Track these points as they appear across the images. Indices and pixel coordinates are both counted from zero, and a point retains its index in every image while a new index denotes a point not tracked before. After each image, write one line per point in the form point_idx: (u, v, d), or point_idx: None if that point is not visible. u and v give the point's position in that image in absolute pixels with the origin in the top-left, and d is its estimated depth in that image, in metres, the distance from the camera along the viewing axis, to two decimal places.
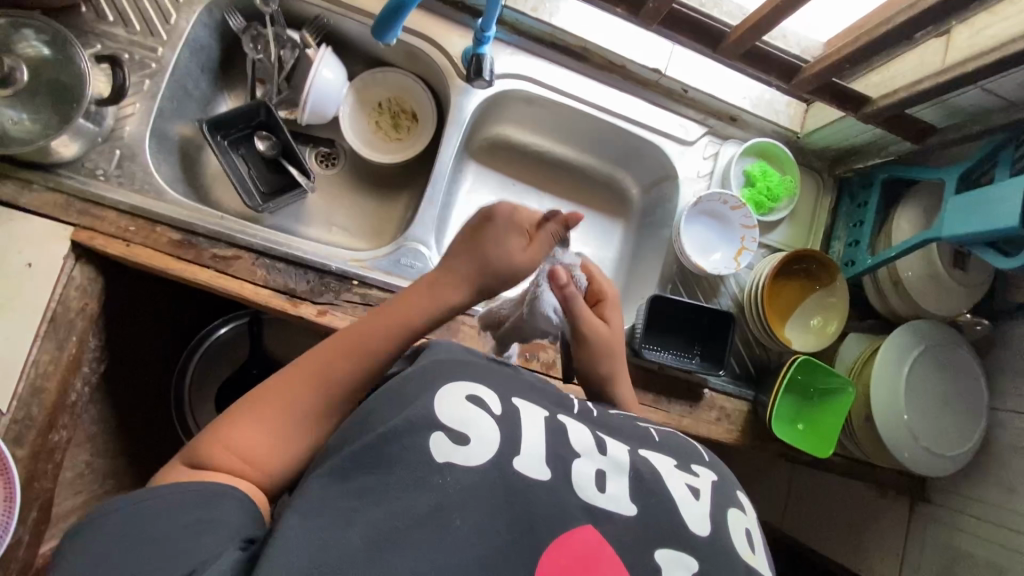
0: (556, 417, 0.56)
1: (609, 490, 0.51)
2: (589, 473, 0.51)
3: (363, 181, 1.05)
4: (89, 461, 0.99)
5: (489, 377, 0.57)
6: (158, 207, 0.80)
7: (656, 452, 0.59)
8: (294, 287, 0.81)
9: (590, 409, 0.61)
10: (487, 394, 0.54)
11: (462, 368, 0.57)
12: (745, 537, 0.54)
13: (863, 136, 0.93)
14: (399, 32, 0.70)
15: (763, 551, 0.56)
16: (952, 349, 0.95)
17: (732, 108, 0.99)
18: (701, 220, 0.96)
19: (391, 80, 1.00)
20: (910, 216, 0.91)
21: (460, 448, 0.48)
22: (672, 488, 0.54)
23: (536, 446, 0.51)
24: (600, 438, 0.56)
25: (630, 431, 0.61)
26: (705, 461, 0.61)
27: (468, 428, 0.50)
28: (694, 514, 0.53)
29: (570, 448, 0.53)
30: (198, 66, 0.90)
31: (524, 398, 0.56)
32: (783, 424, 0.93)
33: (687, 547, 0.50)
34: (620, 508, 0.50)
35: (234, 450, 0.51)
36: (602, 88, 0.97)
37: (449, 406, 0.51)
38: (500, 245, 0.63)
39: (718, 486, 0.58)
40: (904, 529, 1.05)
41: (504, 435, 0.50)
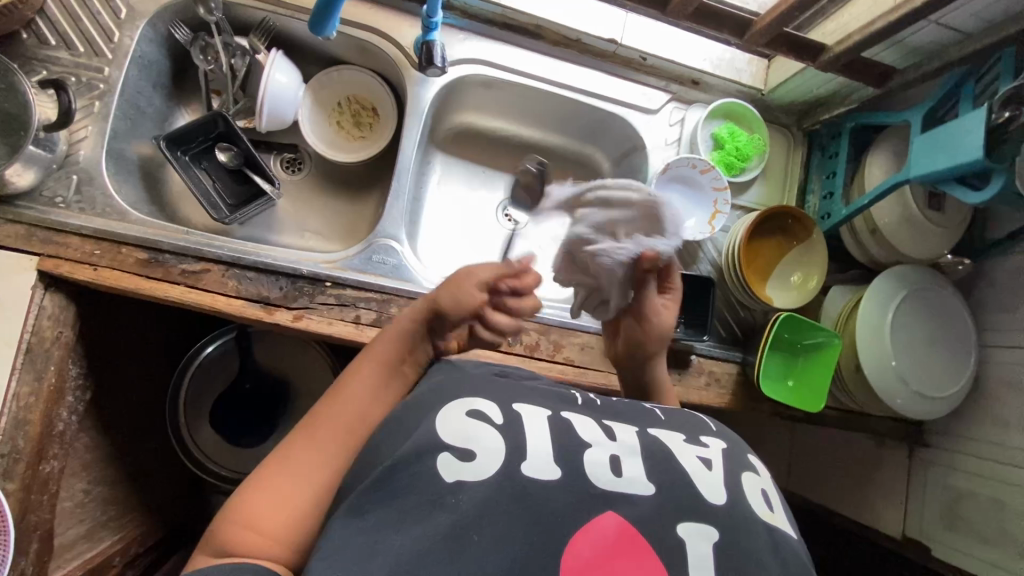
0: (560, 414, 0.59)
1: (624, 474, 0.53)
2: (601, 461, 0.54)
3: (331, 182, 1.04)
4: (88, 490, 0.99)
5: (488, 390, 0.60)
6: (121, 228, 0.79)
7: (663, 429, 0.62)
8: (267, 295, 0.81)
9: (593, 401, 0.65)
10: (487, 406, 0.57)
11: (468, 388, 0.61)
12: (762, 498, 0.57)
13: (826, 86, 0.93)
14: (336, 24, 0.69)
15: (782, 510, 0.58)
16: (936, 290, 0.95)
17: (693, 71, 0.98)
18: (674, 188, 0.95)
19: (347, 78, 0.99)
20: (882, 162, 0.90)
21: (466, 463, 0.51)
22: (684, 463, 0.56)
23: (544, 446, 0.54)
24: (608, 427, 0.59)
25: (632, 413, 0.64)
26: (714, 432, 0.64)
27: (472, 442, 0.53)
28: (708, 482, 0.55)
29: (580, 441, 0.55)
30: (148, 82, 0.89)
31: (527, 403, 0.59)
32: (772, 382, 0.93)
33: (705, 519, 0.52)
34: (636, 489, 0.52)
35: (249, 527, 0.53)
36: (560, 64, 0.96)
37: (450, 425, 0.54)
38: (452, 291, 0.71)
39: (729, 454, 0.60)
40: (904, 475, 1.06)
41: (507, 443, 0.53)
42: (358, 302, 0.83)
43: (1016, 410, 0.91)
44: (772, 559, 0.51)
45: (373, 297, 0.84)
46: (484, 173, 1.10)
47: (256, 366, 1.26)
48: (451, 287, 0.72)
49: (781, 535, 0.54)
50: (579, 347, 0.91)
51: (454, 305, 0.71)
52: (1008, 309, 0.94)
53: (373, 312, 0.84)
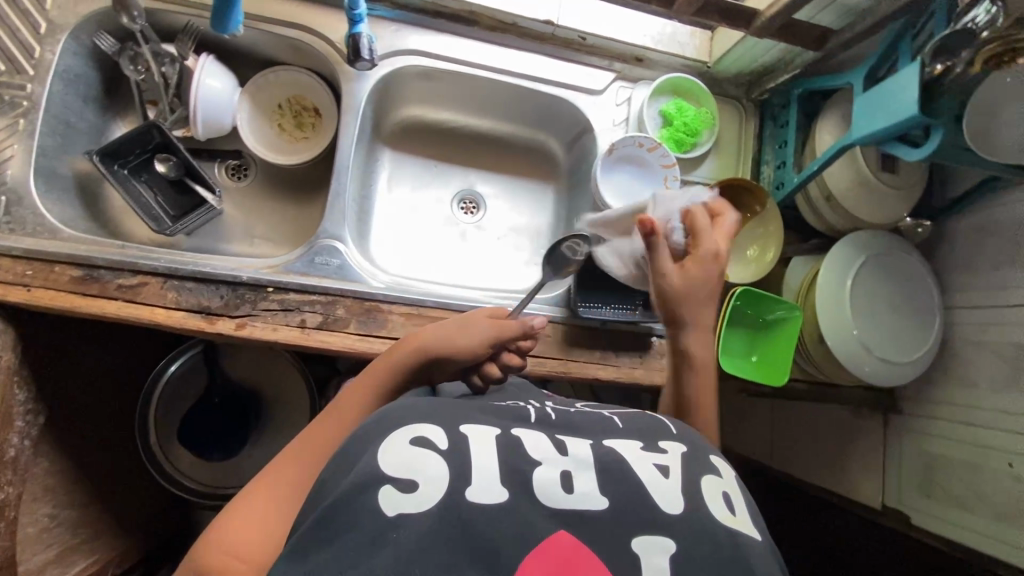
0: (510, 432, 0.53)
1: (575, 490, 0.49)
2: (551, 479, 0.49)
3: (277, 187, 1.02)
4: (54, 514, 0.99)
5: (433, 411, 0.53)
6: (51, 246, 0.78)
7: (620, 437, 0.56)
8: (208, 304, 0.79)
9: (548, 416, 0.59)
10: (432, 430, 0.51)
11: (410, 409, 0.53)
12: (723, 500, 0.52)
13: (769, 54, 0.91)
14: (239, 23, 0.70)
15: (746, 507, 0.54)
16: (899, 254, 0.93)
17: (636, 48, 0.96)
18: (622, 168, 0.93)
19: (284, 79, 0.97)
20: (831, 126, 0.88)
21: (408, 497, 0.45)
22: (639, 470, 0.52)
23: (489, 468, 0.49)
24: (560, 440, 0.54)
25: (591, 424, 0.58)
26: (673, 433, 0.59)
27: (416, 472, 0.47)
28: (665, 491, 0.50)
29: (529, 458, 0.51)
30: (78, 97, 0.87)
31: (474, 422, 0.53)
32: (732, 358, 0.93)
33: (662, 528, 0.48)
34: (589, 505, 0.48)
35: (229, 554, 0.50)
36: (497, 50, 0.94)
37: (394, 454, 0.48)
38: (474, 327, 0.74)
39: (690, 456, 0.55)
40: (880, 443, 1.04)
41: (452, 469, 0.48)
42: (302, 306, 0.82)
43: (984, 371, 0.89)
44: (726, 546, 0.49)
45: (317, 299, 0.83)
46: (435, 167, 1.08)
47: (225, 379, 1.25)
48: (464, 330, 0.73)
49: (747, 540, 0.49)
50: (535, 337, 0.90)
51: (470, 339, 0.73)
52: (971, 269, 0.92)
53: (319, 315, 0.82)
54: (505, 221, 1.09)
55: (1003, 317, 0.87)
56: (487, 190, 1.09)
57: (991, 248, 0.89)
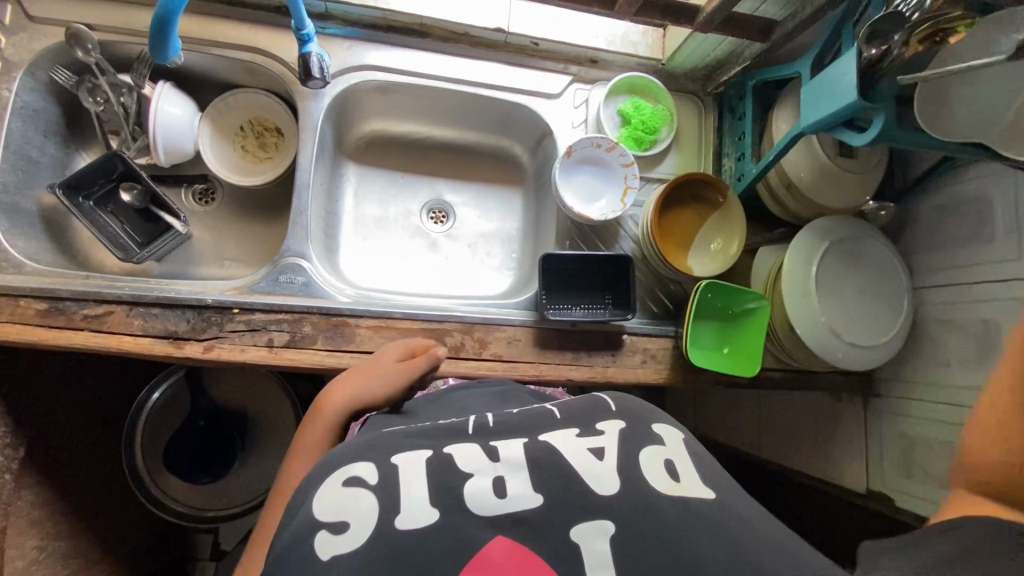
0: (441, 452, 0.54)
1: (508, 494, 0.50)
2: (485, 487, 0.50)
3: (245, 208, 1.03)
4: (42, 547, 0.98)
5: (365, 446, 0.55)
6: (16, 281, 0.78)
7: (557, 429, 0.57)
8: (175, 329, 0.80)
9: (486, 423, 0.59)
10: (362, 467, 0.52)
11: (345, 449, 0.54)
12: (665, 470, 0.53)
13: (719, 49, 0.92)
14: (175, 50, 0.73)
15: (689, 467, 0.55)
16: (864, 237, 0.93)
17: (589, 50, 0.97)
18: (583, 169, 0.93)
19: (245, 101, 0.98)
20: (784, 114, 0.89)
21: (341, 538, 0.47)
22: (574, 460, 0.53)
23: (419, 492, 0.49)
24: (491, 449, 0.55)
25: (528, 421, 0.59)
26: (614, 411, 0.60)
27: (346, 513, 0.48)
28: (599, 475, 0.52)
29: (460, 472, 0.52)
30: (38, 133, 0.88)
31: (406, 450, 0.54)
32: (702, 349, 0.92)
33: (602, 513, 0.49)
34: (524, 505, 0.49)
35: None
36: (451, 60, 0.95)
37: (327, 501, 0.49)
38: (374, 372, 0.74)
39: (627, 432, 0.57)
40: (861, 429, 1.04)
41: (381, 502, 0.49)
42: (269, 325, 0.82)
43: (957, 348, 0.88)
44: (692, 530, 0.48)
45: (284, 318, 0.83)
46: (401, 178, 1.09)
47: (210, 402, 1.25)
48: (367, 376, 0.74)
49: (692, 503, 0.50)
50: (506, 342, 0.90)
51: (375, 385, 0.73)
52: (937, 247, 0.92)
53: (286, 333, 0.83)
54: (475, 227, 1.09)
55: (973, 294, 0.86)
56: (455, 198, 1.10)
57: (955, 226, 0.89)
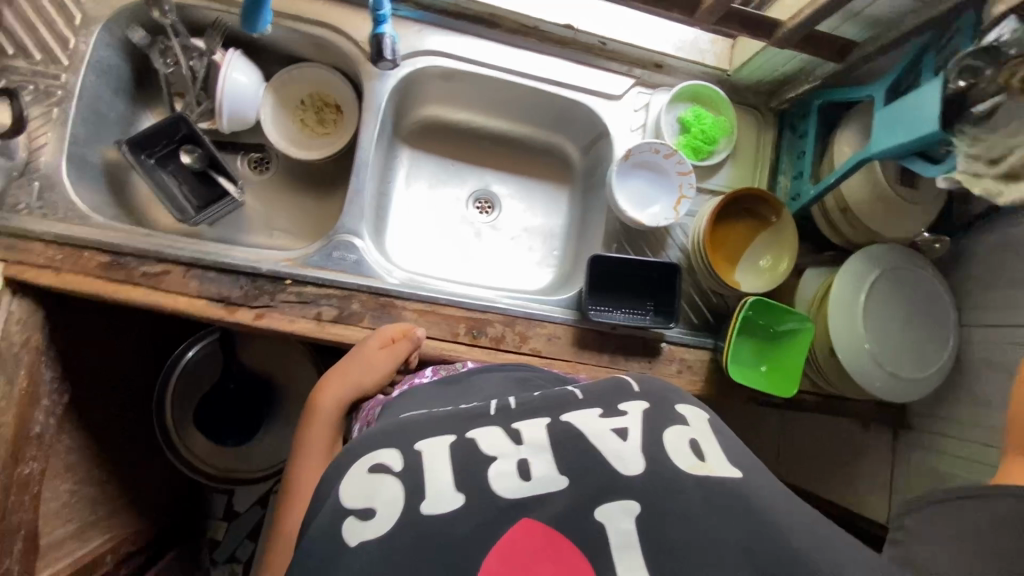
0: (464, 437, 0.54)
1: (532, 477, 0.49)
2: (509, 470, 0.50)
3: (298, 180, 1.04)
4: (73, 490, 1.00)
5: (390, 432, 0.55)
6: (81, 232, 0.80)
7: (580, 410, 0.56)
8: (228, 294, 0.82)
9: (508, 405, 0.58)
10: (389, 454, 0.53)
11: (374, 434, 0.56)
12: (689, 449, 0.52)
13: (791, 65, 0.91)
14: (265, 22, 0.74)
15: (714, 444, 0.53)
16: (915, 268, 0.92)
17: (656, 54, 0.96)
18: (639, 174, 0.93)
19: (309, 75, 0.99)
20: (849, 137, 0.88)
21: (368, 524, 0.47)
22: (600, 443, 0.51)
23: (443, 480, 0.49)
24: (514, 430, 0.54)
25: (551, 401, 0.58)
26: (635, 391, 0.60)
27: (371, 500, 0.49)
28: (624, 455, 0.50)
29: (483, 456, 0.51)
30: (109, 88, 0.90)
31: (429, 437, 0.54)
32: (744, 365, 0.92)
33: (626, 493, 0.48)
34: (548, 486, 0.49)
35: None
36: (519, 53, 0.95)
37: (354, 487, 0.50)
38: (363, 357, 0.76)
39: (652, 412, 0.56)
40: (887, 463, 1.02)
41: (406, 488, 0.49)
42: (320, 299, 0.84)
43: (998, 388, 0.87)
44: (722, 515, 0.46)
45: (334, 293, 0.85)
46: (451, 166, 1.09)
47: (240, 366, 1.28)
48: (356, 361, 0.76)
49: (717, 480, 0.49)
50: (545, 338, 0.91)
51: (368, 372, 0.75)
52: (989, 287, 0.91)
53: (335, 308, 0.84)
54: (519, 221, 1.10)
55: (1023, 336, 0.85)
56: (502, 190, 1.10)
57: (1012, 266, 0.87)
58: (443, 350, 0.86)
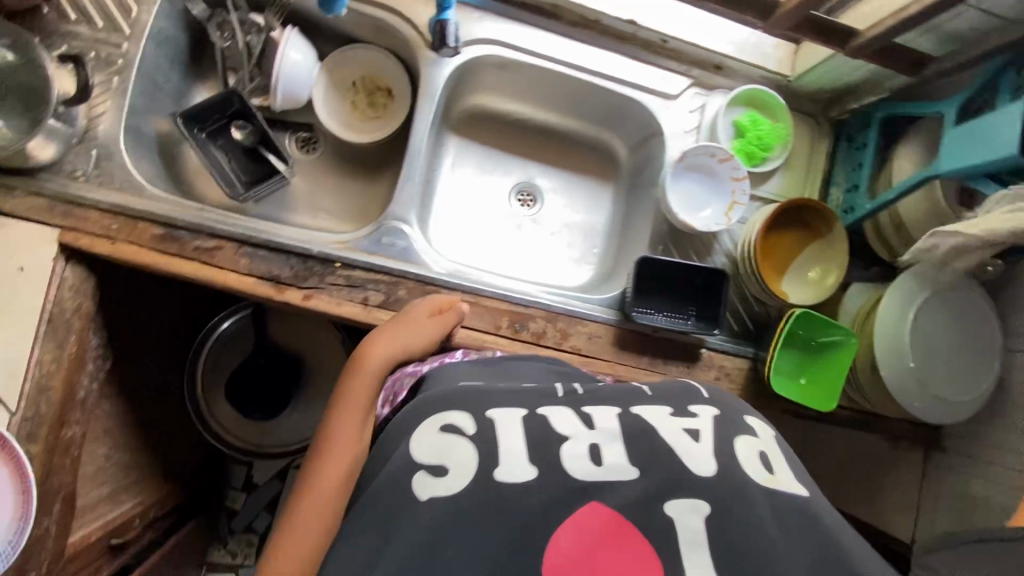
0: (537, 412, 0.55)
1: (603, 463, 0.50)
2: (580, 454, 0.51)
3: (344, 162, 1.04)
4: (109, 455, 1.02)
5: (461, 395, 0.56)
6: (138, 203, 0.81)
7: (650, 404, 0.58)
8: (277, 274, 0.82)
9: (575, 391, 0.60)
10: (459, 417, 0.54)
11: (444, 394, 0.56)
12: (759, 461, 0.53)
13: (856, 73, 0.90)
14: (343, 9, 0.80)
15: (785, 465, 0.55)
16: (968, 292, 0.90)
17: (716, 55, 0.95)
18: (691, 177, 0.92)
19: (364, 57, 0.98)
20: (913, 156, 0.86)
21: (440, 481, 0.48)
22: (669, 438, 0.53)
23: (518, 449, 0.51)
24: (586, 415, 0.55)
25: (623, 394, 0.60)
26: (706, 397, 0.61)
27: (445, 458, 0.50)
28: (695, 456, 0.51)
29: (555, 434, 0.53)
30: (167, 59, 0.89)
31: (502, 407, 0.55)
32: (785, 378, 0.92)
33: (696, 492, 0.49)
34: (620, 474, 0.50)
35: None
36: (579, 47, 0.94)
37: (425, 445, 0.51)
38: (414, 321, 0.76)
39: (721, 419, 0.57)
40: (916, 483, 1.02)
41: (479, 455, 0.50)
42: (367, 284, 0.84)
43: None
44: (777, 529, 0.48)
45: (381, 279, 0.85)
46: (497, 157, 1.08)
47: (270, 343, 1.28)
48: (408, 323, 0.75)
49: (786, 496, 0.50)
50: (586, 337, 0.91)
51: (418, 334, 0.75)
52: None
53: (381, 294, 0.84)
54: (561, 217, 1.09)
55: None
56: (546, 184, 1.10)
57: None
58: (484, 342, 0.87)
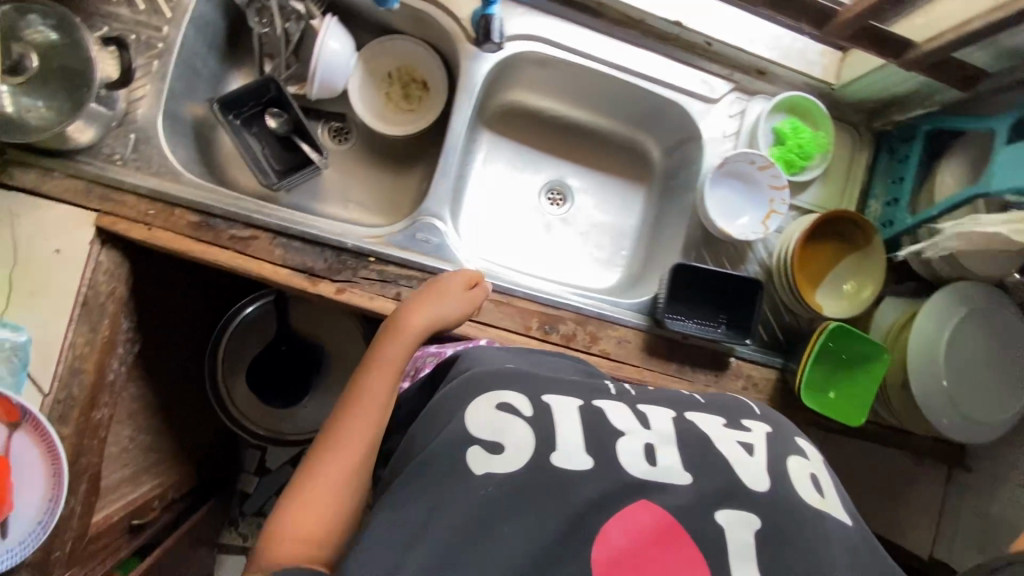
0: (592, 403, 0.56)
1: (658, 463, 0.51)
2: (636, 449, 0.51)
3: (376, 154, 1.03)
4: (132, 436, 1.02)
5: (517, 377, 0.57)
6: (175, 190, 0.80)
7: (701, 412, 0.59)
8: (311, 265, 0.82)
9: (627, 390, 0.62)
10: (515, 397, 0.54)
11: (499, 375, 0.57)
12: (810, 483, 0.53)
13: (903, 84, 0.88)
14: None
15: (833, 491, 0.54)
16: (1007, 313, 0.89)
17: (760, 60, 0.93)
18: (728, 184, 0.91)
19: (402, 49, 0.97)
20: (955, 169, 0.85)
21: (496, 458, 0.49)
22: (724, 450, 0.53)
23: (575, 437, 0.51)
24: (642, 413, 0.56)
25: (672, 399, 0.61)
26: (758, 415, 0.61)
27: (501, 436, 0.51)
28: (751, 469, 0.51)
29: (614, 428, 0.53)
30: (205, 43, 0.88)
31: (557, 394, 0.56)
32: (813, 391, 0.91)
33: (747, 505, 0.48)
34: (673, 477, 0.50)
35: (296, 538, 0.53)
36: (621, 46, 0.92)
37: (480, 417, 0.52)
38: (445, 299, 0.75)
39: (774, 437, 0.57)
40: (937, 501, 1.01)
41: (536, 435, 0.51)
42: (400, 279, 0.84)
43: None
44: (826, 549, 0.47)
45: (414, 275, 0.84)
46: (530, 154, 1.07)
47: (291, 330, 1.28)
48: (439, 298, 0.75)
49: (834, 522, 0.50)
50: (615, 341, 0.90)
51: (447, 312, 0.75)
52: None
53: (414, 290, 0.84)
54: (592, 217, 1.08)
55: None
56: (577, 183, 1.08)
57: None
58: (515, 343, 0.86)
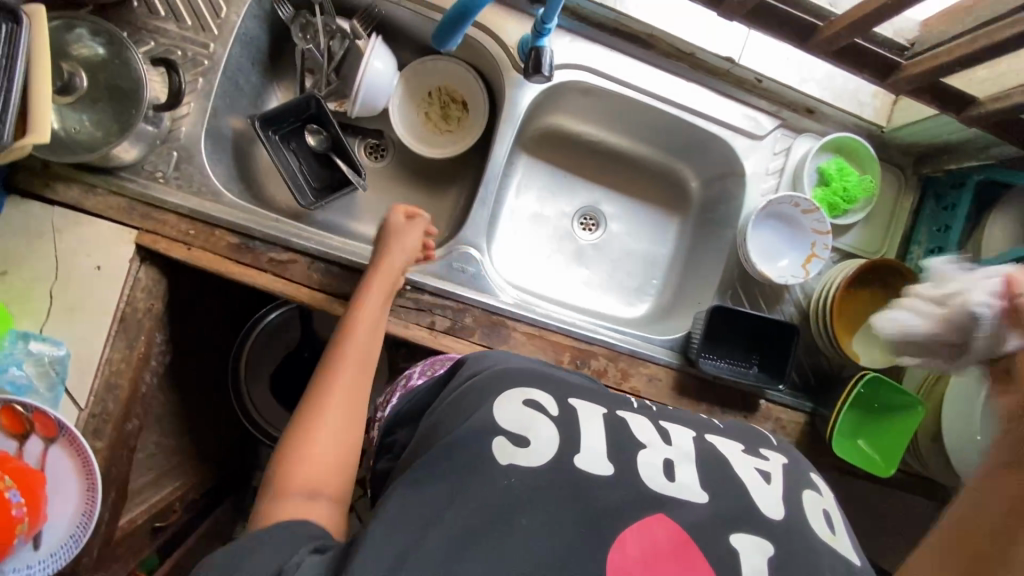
0: (614, 412, 0.57)
1: (676, 479, 0.50)
2: (654, 462, 0.51)
3: (412, 173, 1.02)
4: (158, 442, 1.03)
5: (543, 383, 0.59)
6: (215, 211, 0.80)
7: (721, 438, 0.59)
8: (348, 292, 0.82)
9: (648, 405, 0.63)
10: (542, 399, 0.55)
11: (523, 377, 0.59)
12: (823, 518, 0.51)
13: (956, 134, 0.87)
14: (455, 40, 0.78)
15: (844, 530, 0.52)
16: None
17: (808, 99, 0.92)
18: (771, 225, 0.90)
19: (445, 70, 0.96)
20: (1006, 226, 0.85)
21: (520, 450, 0.49)
22: (742, 473, 0.52)
23: (599, 444, 0.51)
24: (663, 430, 0.56)
25: (687, 419, 0.61)
26: (774, 444, 0.61)
27: (527, 431, 0.51)
28: (766, 497, 0.50)
29: (634, 436, 0.54)
30: (249, 59, 0.88)
31: (580, 398, 0.58)
32: (843, 440, 0.90)
33: (760, 529, 0.47)
34: (690, 493, 0.49)
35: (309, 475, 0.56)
36: (669, 77, 0.91)
37: (508, 410, 0.53)
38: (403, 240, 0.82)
39: (790, 468, 0.56)
40: None
41: (560, 434, 0.51)
42: (434, 308, 0.84)
43: None
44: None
45: (450, 305, 0.84)
46: (565, 179, 1.06)
47: (314, 337, 1.28)
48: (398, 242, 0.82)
49: (844, 558, 0.48)
50: (646, 378, 0.90)
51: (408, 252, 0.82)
52: None
53: (448, 319, 0.84)
54: (624, 244, 1.07)
55: None
56: (611, 210, 1.07)
57: None
58: None
